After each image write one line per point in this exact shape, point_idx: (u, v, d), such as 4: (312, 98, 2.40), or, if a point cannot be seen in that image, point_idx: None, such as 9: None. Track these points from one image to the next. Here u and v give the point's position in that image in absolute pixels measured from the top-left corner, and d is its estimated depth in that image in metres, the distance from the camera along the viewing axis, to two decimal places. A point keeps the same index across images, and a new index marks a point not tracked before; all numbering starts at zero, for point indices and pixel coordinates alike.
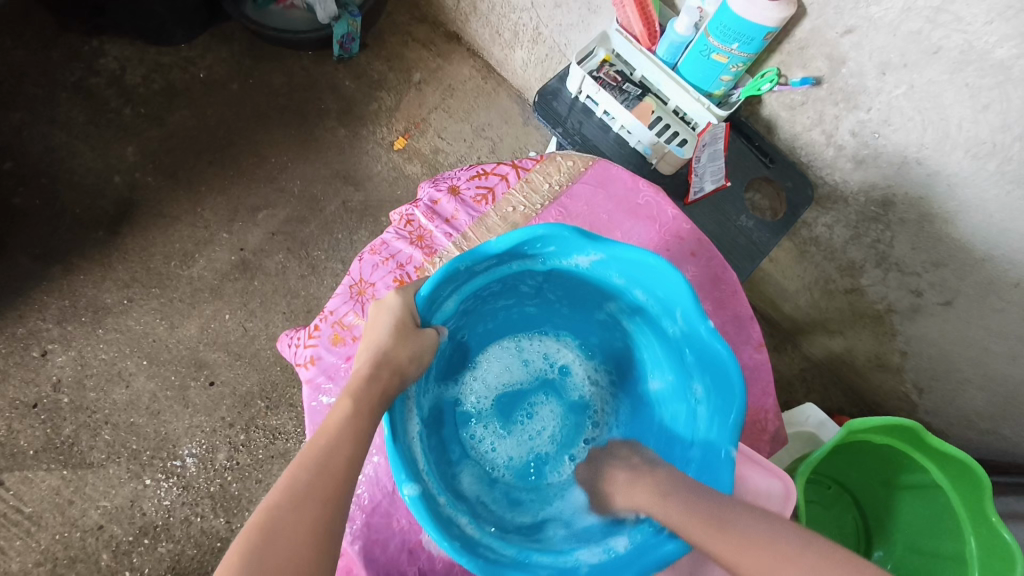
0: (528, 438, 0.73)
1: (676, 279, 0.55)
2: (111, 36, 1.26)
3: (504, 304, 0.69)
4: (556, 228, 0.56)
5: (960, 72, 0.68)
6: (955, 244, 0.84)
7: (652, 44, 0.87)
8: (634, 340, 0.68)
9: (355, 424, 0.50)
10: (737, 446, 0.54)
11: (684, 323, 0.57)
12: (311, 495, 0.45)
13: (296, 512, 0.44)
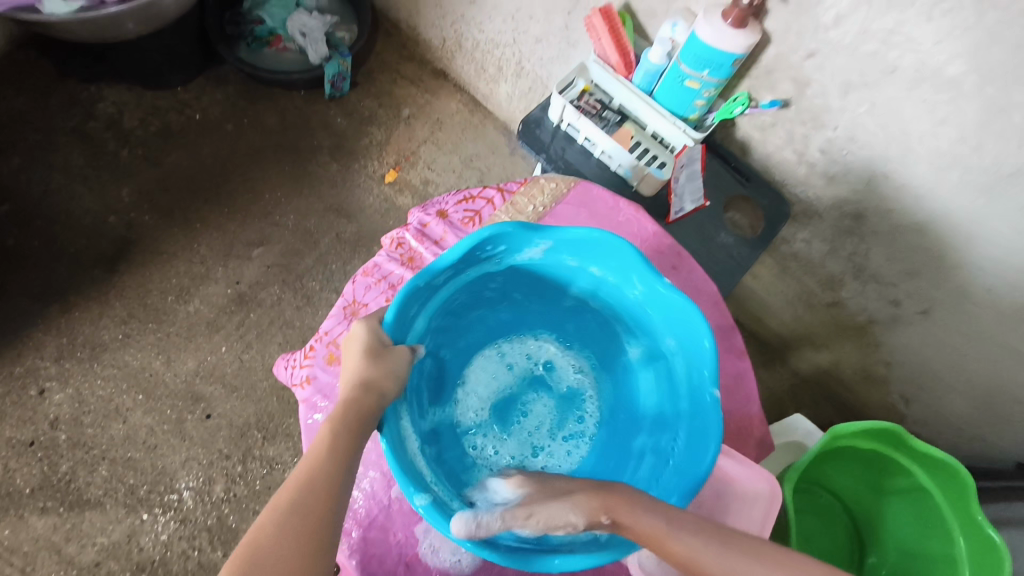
0: (528, 435, 0.74)
1: (624, 247, 0.60)
2: (109, 82, 1.31)
3: (477, 313, 0.73)
4: (500, 226, 0.59)
5: (917, 89, 0.73)
6: (926, 253, 0.88)
7: (629, 73, 0.91)
8: (603, 316, 0.73)
9: (341, 444, 0.50)
10: (719, 385, 0.59)
11: (643, 285, 0.63)
12: (297, 515, 0.46)
13: (282, 535, 0.45)
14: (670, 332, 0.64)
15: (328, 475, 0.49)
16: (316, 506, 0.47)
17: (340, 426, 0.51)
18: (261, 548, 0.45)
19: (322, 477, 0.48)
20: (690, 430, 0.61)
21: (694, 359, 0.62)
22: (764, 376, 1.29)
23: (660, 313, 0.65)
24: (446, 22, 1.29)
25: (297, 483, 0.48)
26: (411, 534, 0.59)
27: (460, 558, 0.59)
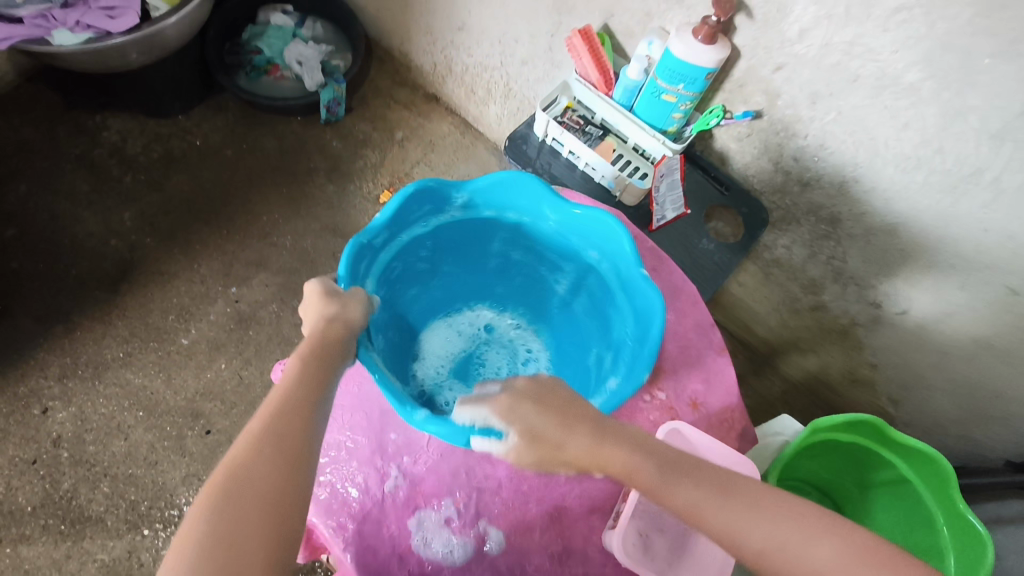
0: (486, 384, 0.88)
1: (534, 182, 0.68)
2: (113, 111, 1.36)
3: (416, 291, 0.81)
4: (420, 182, 0.66)
5: (879, 96, 0.77)
6: (900, 254, 0.91)
7: (609, 90, 0.96)
8: (527, 262, 0.81)
9: (313, 376, 0.54)
10: (643, 264, 0.66)
11: (557, 213, 0.70)
12: (272, 438, 0.49)
13: (259, 454, 0.48)
14: (590, 246, 0.71)
15: (302, 403, 0.52)
16: (290, 429, 0.51)
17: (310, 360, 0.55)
18: (241, 467, 0.47)
19: (295, 404, 0.52)
20: (636, 309, 0.68)
21: (620, 259, 0.69)
22: (754, 383, 1.31)
23: (576, 235, 0.71)
24: (437, 48, 1.34)
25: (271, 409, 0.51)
26: (404, 527, 0.64)
27: (449, 550, 0.64)
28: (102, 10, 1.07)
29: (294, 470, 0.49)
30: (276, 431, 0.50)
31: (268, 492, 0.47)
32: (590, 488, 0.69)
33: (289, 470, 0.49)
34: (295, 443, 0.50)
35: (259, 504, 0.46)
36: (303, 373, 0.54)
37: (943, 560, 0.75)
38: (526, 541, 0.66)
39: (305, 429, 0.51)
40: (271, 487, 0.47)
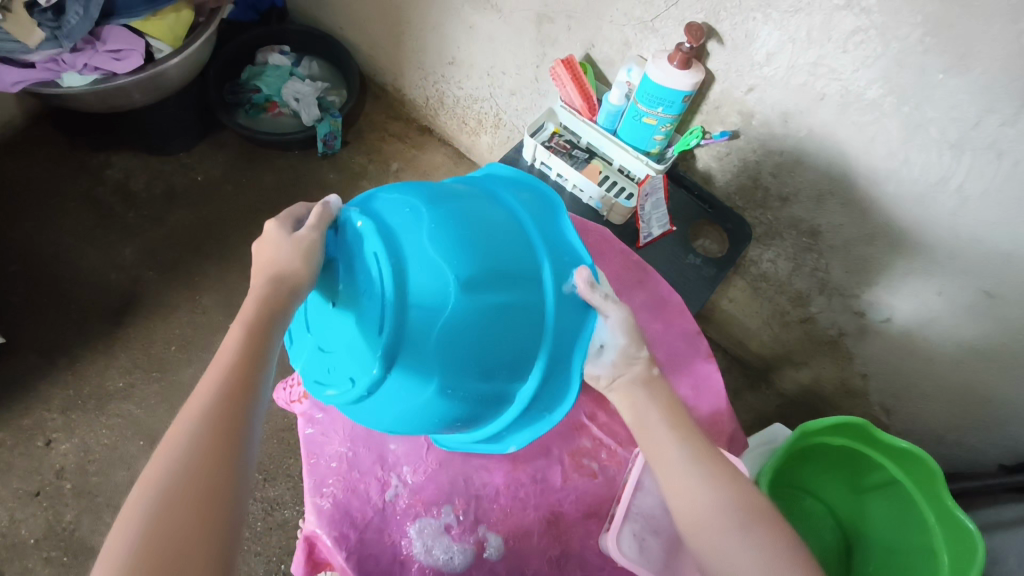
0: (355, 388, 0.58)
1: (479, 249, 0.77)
2: (117, 150, 1.41)
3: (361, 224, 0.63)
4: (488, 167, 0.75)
5: (845, 113, 0.81)
6: (879, 264, 0.94)
7: (593, 115, 1.01)
8: None
9: (245, 353, 0.54)
10: None
11: None
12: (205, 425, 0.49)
13: (191, 441, 0.48)
14: None
15: (232, 384, 0.52)
16: (220, 411, 0.50)
17: (250, 333, 0.55)
18: (172, 451, 0.48)
19: (224, 385, 0.52)
20: None
21: None
22: (751, 398, 1.33)
23: None
24: (428, 82, 1.40)
25: (207, 391, 0.51)
26: (404, 535, 0.68)
27: (450, 556, 0.67)
28: (108, 53, 1.10)
29: (224, 450, 0.49)
30: (207, 415, 0.50)
31: (196, 476, 0.47)
32: (585, 492, 0.73)
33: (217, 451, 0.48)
34: (226, 423, 0.50)
35: (189, 489, 0.46)
36: (237, 351, 0.54)
37: (937, 558, 0.75)
38: (526, 545, 0.70)
39: (237, 406, 0.51)
40: (200, 475, 0.47)
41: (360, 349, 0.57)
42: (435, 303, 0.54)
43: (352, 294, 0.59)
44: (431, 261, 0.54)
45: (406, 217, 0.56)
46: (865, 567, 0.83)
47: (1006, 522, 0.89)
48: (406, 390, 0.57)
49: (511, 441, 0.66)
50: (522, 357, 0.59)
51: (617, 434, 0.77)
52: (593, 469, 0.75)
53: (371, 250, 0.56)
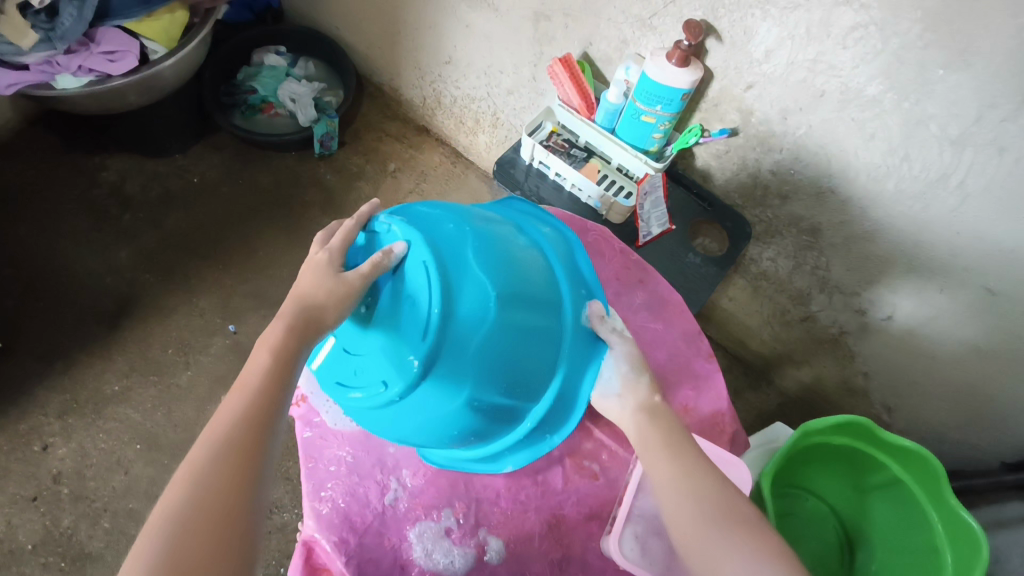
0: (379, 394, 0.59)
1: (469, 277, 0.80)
2: (112, 153, 1.40)
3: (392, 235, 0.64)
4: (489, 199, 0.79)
5: (845, 109, 0.81)
6: (880, 262, 0.94)
7: (591, 113, 1.00)
8: None
9: (266, 383, 0.54)
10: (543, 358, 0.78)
11: None
12: (226, 447, 0.50)
13: (212, 462, 0.49)
14: None
15: (251, 415, 0.52)
16: (237, 442, 0.50)
17: (274, 358, 0.55)
18: (192, 471, 0.48)
19: (243, 416, 0.52)
20: None
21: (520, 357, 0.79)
22: (751, 397, 1.32)
23: None
24: (425, 82, 1.39)
25: (229, 414, 0.52)
26: (405, 539, 0.68)
27: (451, 560, 0.67)
28: (102, 54, 1.09)
29: (240, 482, 0.49)
30: (225, 446, 0.50)
31: (215, 497, 0.47)
32: (586, 494, 0.73)
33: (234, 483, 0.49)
34: (244, 455, 0.50)
35: (204, 521, 0.46)
36: (258, 382, 0.54)
37: (940, 557, 0.75)
38: (527, 548, 0.69)
39: (257, 430, 0.52)
40: (215, 508, 0.47)
41: (393, 351, 0.58)
42: (479, 316, 0.58)
43: (387, 303, 0.60)
44: (479, 278, 0.59)
45: (454, 236, 0.61)
46: (866, 567, 0.83)
47: (1009, 520, 0.88)
48: (435, 393, 0.59)
49: (507, 461, 0.70)
50: (538, 379, 0.64)
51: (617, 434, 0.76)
52: (594, 470, 0.74)
53: (420, 259, 0.58)
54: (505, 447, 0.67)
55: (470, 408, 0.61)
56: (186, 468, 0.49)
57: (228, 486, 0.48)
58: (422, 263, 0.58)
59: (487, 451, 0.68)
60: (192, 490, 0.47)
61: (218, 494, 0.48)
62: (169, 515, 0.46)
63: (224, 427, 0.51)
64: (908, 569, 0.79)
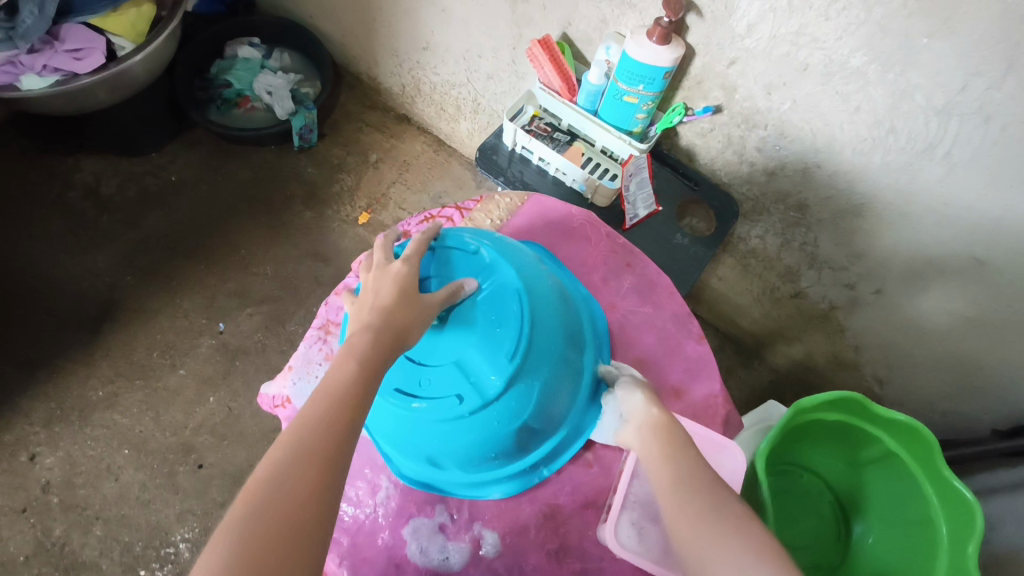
0: (449, 408, 0.62)
1: None
2: (86, 154, 1.37)
3: (471, 259, 0.71)
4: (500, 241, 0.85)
5: (829, 82, 0.79)
6: (868, 235, 0.93)
7: (572, 96, 0.98)
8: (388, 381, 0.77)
9: (354, 388, 0.52)
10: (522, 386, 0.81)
11: None
12: (312, 451, 0.47)
13: (298, 462, 0.46)
14: None
15: (337, 416, 0.49)
16: (324, 443, 0.48)
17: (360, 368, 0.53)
18: (279, 468, 0.45)
19: (330, 417, 0.49)
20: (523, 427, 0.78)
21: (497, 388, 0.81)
22: (743, 374, 1.31)
23: None
24: (404, 69, 1.36)
25: (315, 414, 0.49)
26: (399, 537, 0.67)
27: (447, 555, 0.67)
28: (67, 52, 1.06)
29: (326, 487, 0.46)
30: (313, 446, 0.47)
31: (302, 499, 0.44)
32: (581, 483, 0.72)
33: (318, 487, 0.45)
34: (330, 459, 0.47)
35: (289, 522, 0.43)
36: (346, 384, 0.52)
37: (935, 529, 0.75)
38: (523, 541, 0.69)
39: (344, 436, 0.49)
40: (299, 510, 0.44)
41: (472, 364, 0.64)
42: (551, 346, 0.67)
43: (471, 320, 0.65)
44: (553, 315, 0.69)
45: (533, 272, 0.71)
46: (863, 539, 0.83)
47: (1001, 487, 0.89)
48: (501, 410, 0.64)
49: (493, 488, 0.70)
50: (559, 412, 0.70)
51: None
52: (588, 459, 0.73)
53: (512, 286, 0.67)
54: (506, 473, 0.69)
55: (517, 426, 0.66)
56: (270, 463, 0.46)
57: (313, 489, 0.45)
58: (520, 292, 0.67)
59: (490, 476, 0.69)
60: (278, 488, 0.44)
61: (304, 495, 0.44)
62: (252, 510, 0.43)
63: (309, 424, 0.48)
64: (904, 540, 0.79)
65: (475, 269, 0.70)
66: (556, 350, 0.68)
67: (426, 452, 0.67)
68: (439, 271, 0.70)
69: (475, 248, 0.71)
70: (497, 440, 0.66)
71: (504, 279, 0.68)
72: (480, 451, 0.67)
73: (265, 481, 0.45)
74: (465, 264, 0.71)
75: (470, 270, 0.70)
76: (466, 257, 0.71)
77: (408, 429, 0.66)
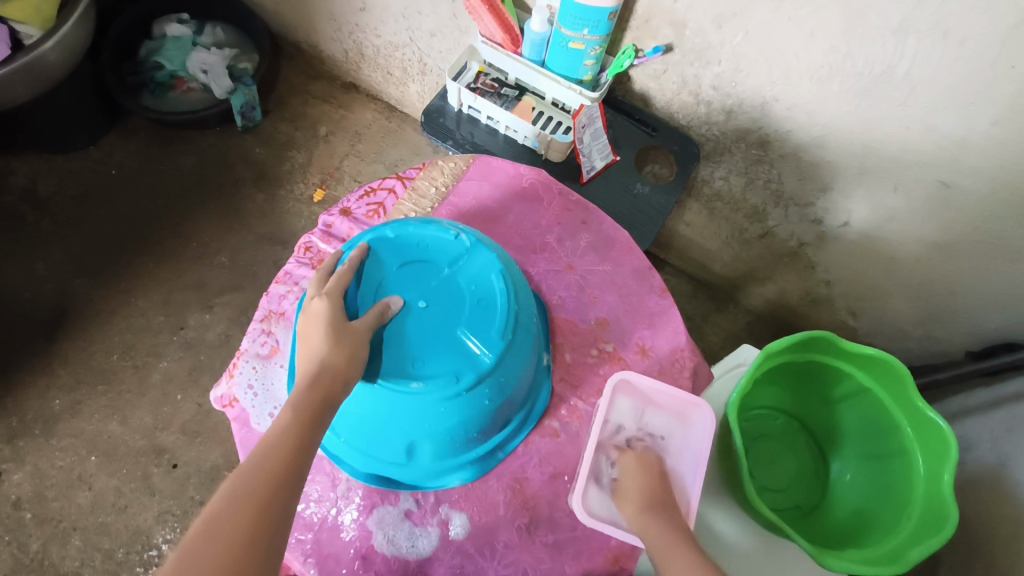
0: (448, 387, 0.61)
1: None
2: (18, 153, 1.29)
3: (440, 243, 0.69)
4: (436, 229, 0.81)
5: (781, 8, 0.75)
6: (832, 166, 0.90)
7: (516, 47, 0.93)
8: None
9: (291, 436, 0.52)
10: None
11: None
12: (254, 497, 0.47)
13: (240, 506, 0.46)
14: None
15: (273, 470, 0.49)
16: (257, 502, 0.47)
17: (300, 416, 0.53)
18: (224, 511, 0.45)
19: (265, 473, 0.49)
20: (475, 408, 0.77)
21: None
22: (719, 319, 1.28)
23: None
24: (344, 34, 1.29)
25: (260, 461, 0.49)
26: (364, 528, 0.65)
27: (415, 542, 0.65)
28: None
29: (255, 549, 0.45)
30: (247, 505, 0.46)
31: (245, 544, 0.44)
32: (549, 453, 0.71)
33: (248, 551, 0.44)
34: (262, 518, 0.46)
35: None
36: (281, 440, 0.51)
37: (911, 462, 0.74)
38: (493, 519, 0.67)
39: (288, 480, 0.49)
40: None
41: (463, 343, 0.64)
42: (527, 326, 0.68)
43: (454, 307, 0.65)
44: (521, 293, 0.69)
45: (503, 254, 0.71)
46: (841, 476, 0.83)
47: (978, 410, 0.88)
48: (492, 387, 0.64)
49: (453, 476, 0.68)
50: (522, 395, 0.69)
51: (576, 387, 0.75)
52: (555, 429, 0.72)
53: (492, 270, 0.68)
54: (472, 457, 0.69)
55: (499, 405, 0.66)
56: (204, 521, 0.45)
57: (242, 552, 0.44)
58: (500, 273, 0.67)
59: (455, 461, 0.68)
60: (207, 553, 0.43)
61: (229, 562, 0.43)
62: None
63: (243, 481, 0.48)
64: (882, 474, 0.78)
65: (451, 252, 0.69)
66: (531, 328, 0.69)
67: (405, 438, 0.65)
68: (383, 270, 0.67)
69: (453, 232, 0.70)
70: (476, 420, 0.65)
71: (484, 263, 0.68)
72: (462, 432, 0.66)
73: (192, 548, 0.43)
74: (439, 247, 0.69)
75: (445, 253, 0.68)
76: (442, 240, 0.69)
77: (387, 412, 0.63)
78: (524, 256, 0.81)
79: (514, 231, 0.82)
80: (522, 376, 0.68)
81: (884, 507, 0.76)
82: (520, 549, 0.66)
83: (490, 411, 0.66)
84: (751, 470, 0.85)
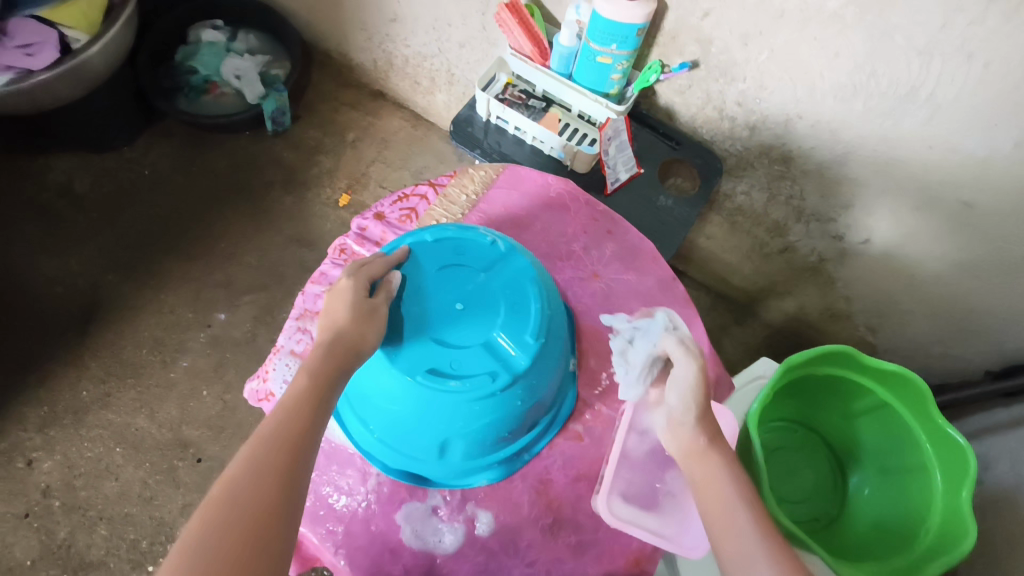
0: (482, 387, 0.63)
1: None
2: (57, 152, 1.33)
3: (475, 247, 0.71)
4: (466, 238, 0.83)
5: (806, 28, 0.77)
6: (855, 183, 0.91)
7: (545, 60, 0.95)
8: None
9: (305, 401, 0.54)
10: None
11: None
12: (269, 457, 0.49)
13: (257, 466, 0.49)
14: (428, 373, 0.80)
15: (288, 434, 0.52)
16: (273, 463, 0.49)
17: (314, 382, 0.56)
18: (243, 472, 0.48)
19: (279, 440, 0.51)
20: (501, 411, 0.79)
21: None
22: (737, 333, 1.29)
23: None
24: (374, 43, 1.33)
25: (275, 426, 0.52)
26: (392, 522, 0.67)
27: (441, 537, 0.67)
28: (18, 48, 1.03)
29: (272, 504, 0.47)
30: (263, 471, 0.48)
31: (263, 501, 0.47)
32: (573, 456, 0.73)
33: (266, 507, 0.47)
34: (279, 483, 0.48)
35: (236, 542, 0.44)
36: (294, 405, 0.54)
37: (929, 477, 0.74)
38: (517, 518, 0.69)
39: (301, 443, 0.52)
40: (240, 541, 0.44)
41: (497, 344, 0.66)
42: (558, 332, 0.70)
43: (490, 309, 0.68)
44: (552, 299, 0.71)
45: (536, 261, 0.73)
46: (859, 489, 0.84)
47: (996, 430, 0.89)
48: (523, 389, 0.66)
49: (480, 475, 0.70)
50: (550, 399, 0.71)
51: (600, 393, 0.76)
52: (578, 433, 0.74)
53: (527, 275, 0.70)
54: (498, 458, 0.70)
55: (529, 407, 0.68)
56: (223, 481, 0.47)
57: (258, 511, 0.46)
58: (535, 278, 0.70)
59: (482, 462, 0.69)
60: (226, 515, 0.46)
61: (249, 518, 0.46)
62: (192, 548, 0.44)
63: (259, 449, 0.50)
64: (900, 489, 0.79)
65: (487, 256, 0.71)
66: (560, 334, 0.71)
67: (438, 437, 0.66)
68: (420, 272, 0.69)
69: (489, 238, 0.72)
70: (506, 421, 0.67)
71: (519, 268, 0.70)
72: (492, 432, 0.67)
73: (213, 508, 0.46)
74: (474, 251, 0.71)
75: (481, 257, 0.71)
76: (476, 244, 0.72)
77: (421, 412, 0.65)
78: (550, 264, 0.82)
79: (541, 238, 0.84)
80: (551, 379, 0.70)
81: (902, 521, 0.76)
82: (542, 548, 0.68)
83: (518, 411, 0.67)
84: (771, 480, 0.86)
